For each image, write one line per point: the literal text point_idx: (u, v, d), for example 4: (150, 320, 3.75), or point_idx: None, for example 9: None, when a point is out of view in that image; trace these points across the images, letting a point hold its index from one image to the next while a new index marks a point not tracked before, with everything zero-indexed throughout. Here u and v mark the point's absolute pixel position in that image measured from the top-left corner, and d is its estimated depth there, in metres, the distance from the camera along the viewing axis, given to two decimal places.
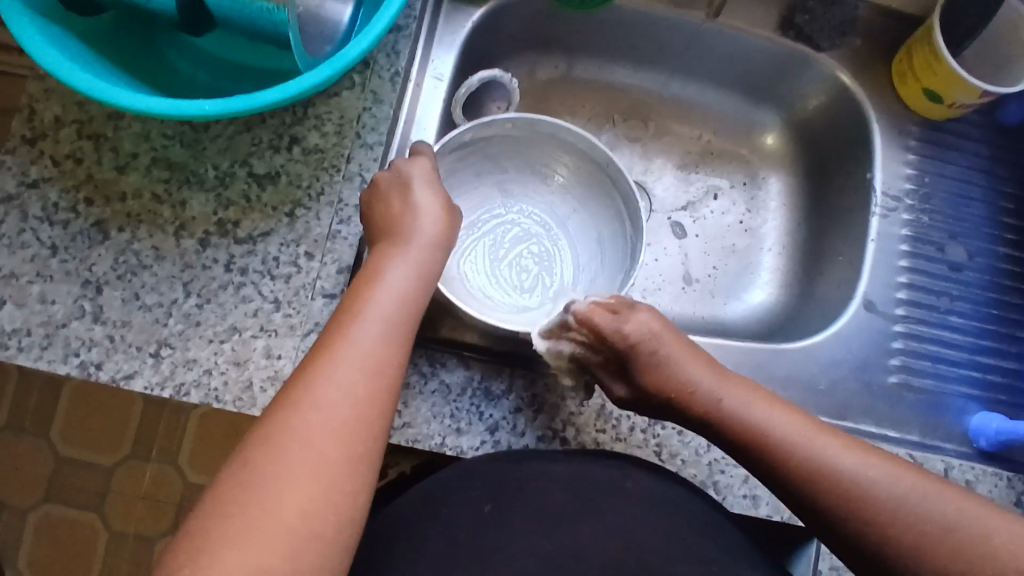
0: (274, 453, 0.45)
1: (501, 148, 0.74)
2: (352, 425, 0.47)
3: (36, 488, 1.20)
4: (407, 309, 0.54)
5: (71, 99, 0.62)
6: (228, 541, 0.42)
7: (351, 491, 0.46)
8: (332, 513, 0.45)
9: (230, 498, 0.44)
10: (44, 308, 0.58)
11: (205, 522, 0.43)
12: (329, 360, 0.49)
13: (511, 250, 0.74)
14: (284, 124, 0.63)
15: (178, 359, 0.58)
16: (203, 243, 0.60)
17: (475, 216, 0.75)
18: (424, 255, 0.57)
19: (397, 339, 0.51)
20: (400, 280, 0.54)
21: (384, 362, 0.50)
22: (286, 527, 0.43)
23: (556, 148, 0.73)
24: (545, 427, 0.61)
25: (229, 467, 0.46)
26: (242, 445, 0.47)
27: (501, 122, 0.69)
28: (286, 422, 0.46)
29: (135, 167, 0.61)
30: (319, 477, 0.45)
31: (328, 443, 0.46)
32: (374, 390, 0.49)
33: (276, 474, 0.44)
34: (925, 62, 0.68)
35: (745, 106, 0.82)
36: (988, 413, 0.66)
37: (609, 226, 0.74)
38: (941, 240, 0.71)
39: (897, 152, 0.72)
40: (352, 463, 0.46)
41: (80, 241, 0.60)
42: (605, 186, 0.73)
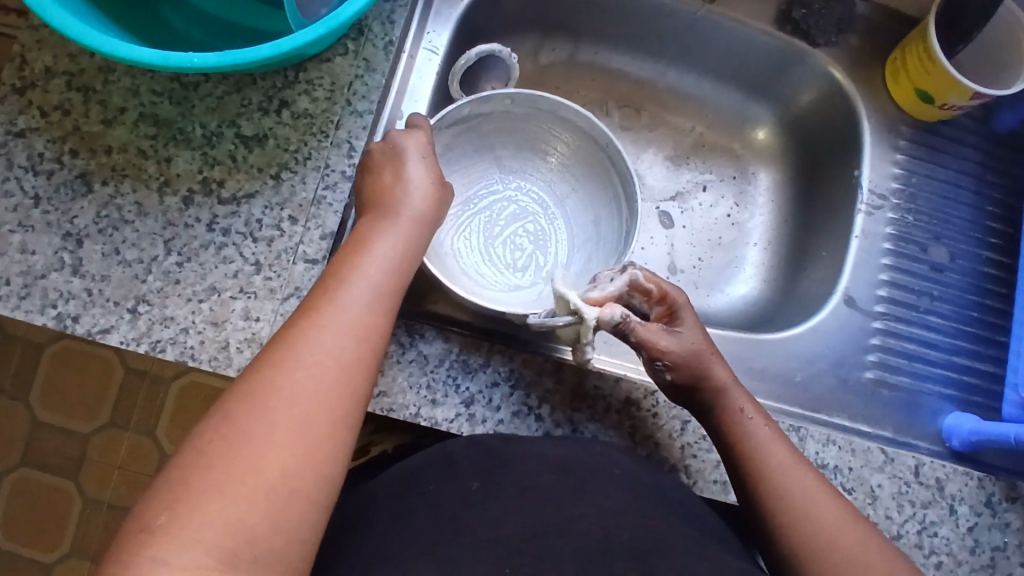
0: (256, 410, 0.44)
1: (500, 124, 0.73)
2: (336, 387, 0.46)
3: (13, 452, 1.20)
4: (395, 279, 0.53)
5: (63, 51, 0.62)
6: (206, 492, 0.41)
7: (333, 451, 0.45)
8: (312, 473, 0.44)
9: (211, 451, 0.42)
10: (23, 258, 0.58)
11: (182, 471, 0.42)
12: (315, 322, 0.48)
13: (507, 228, 0.73)
14: (274, 87, 0.63)
15: (156, 316, 0.58)
16: (186, 201, 0.60)
17: (471, 191, 0.74)
18: (413, 228, 0.56)
19: (384, 307, 0.51)
20: (387, 252, 0.53)
21: (371, 330, 0.49)
22: (266, 483, 0.42)
23: (557, 125, 0.73)
24: (521, 402, 0.61)
25: (209, 421, 0.44)
26: (223, 400, 0.45)
27: (499, 98, 0.69)
28: (270, 378, 0.45)
29: (122, 122, 0.61)
30: (302, 435, 0.44)
31: (312, 403, 0.45)
32: (359, 356, 0.48)
33: (259, 431, 0.43)
34: (918, 62, 0.69)
35: (740, 100, 0.82)
36: (962, 414, 0.66)
37: (606, 206, 0.74)
38: (924, 240, 0.71)
39: (886, 151, 0.73)
40: (334, 424, 0.45)
41: (63, 192, 0.59)
42: (604, 166, 0.73)
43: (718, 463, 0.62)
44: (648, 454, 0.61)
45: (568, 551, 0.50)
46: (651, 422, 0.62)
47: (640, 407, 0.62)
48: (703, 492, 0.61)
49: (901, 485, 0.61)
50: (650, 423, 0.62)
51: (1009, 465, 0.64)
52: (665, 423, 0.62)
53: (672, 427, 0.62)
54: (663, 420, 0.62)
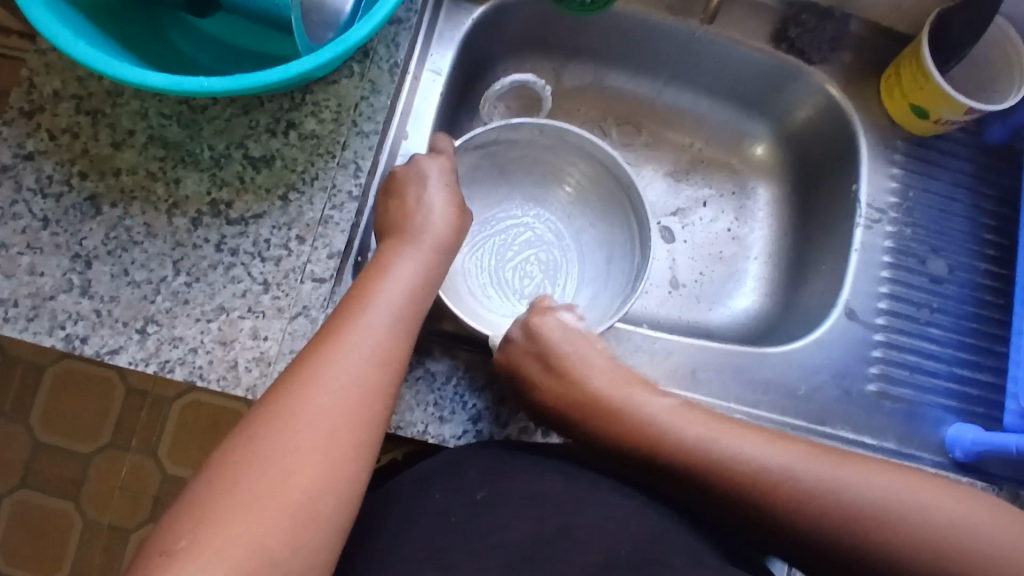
0: (279, 432, 0.44)
1: (523, 152, 0.74)
2: (358, 411, 0.47)
3: (13, 474, 1.19)
4: (414, 305, 0.54)
5: (71, 74, 0.63)
6: (227, 514, 0.41)
7: (353, 475, 0.45)
8: (332, 497, 0.44)
9: (232, 473, 0.43)
10: (32, 280, 0.58)
11: (205, 492, 0.42)
12: (337, 346, 0.48)
13: (519, 253, 0.75)
14: (281, 109, 0.64)
15: (164, 336, 0.58)
16: (195, 222, 0.61)
17: (489, 214, 0.75)
18: (431, 255, 0.57)
19: (402, 332, 0.52)
20: (407, 278, 0.55)
21: (390, 354, 0.50)
22: (287, 506, 0.42)
23: (580, 158, 0.73)
24: (528, 418, 0.61)
25: (234, 441, 0.45)
26: (246, 421, 0.46)
27: (527, 126, 0.70)
28: (293, 399, 0.46)
29: (130, 144, 0.62)
30: (323, 458, 0.44)
31: (333, 426, 0.45)
32: (379, 379, 0.48)
33: (281, 453, 0.44)
34: (911, 79, 0.70)
35: (737, 116, 0.83)
36: (963, 424, 0.67)
37: (618, 247, 0.74)
38: (922, 253, 0.72)
39: (883, 165, 0.74)
40: (355, 448, 0.46)
41: (72, 214, 0.60)
42: (622, 205, 0.73)
43: None
44: None
45: (575, 564, 0.50)
46: None
47: None
48: None
49: None
50: None
51: (1011, 475, 0.65)
52: None
53: None
54: None
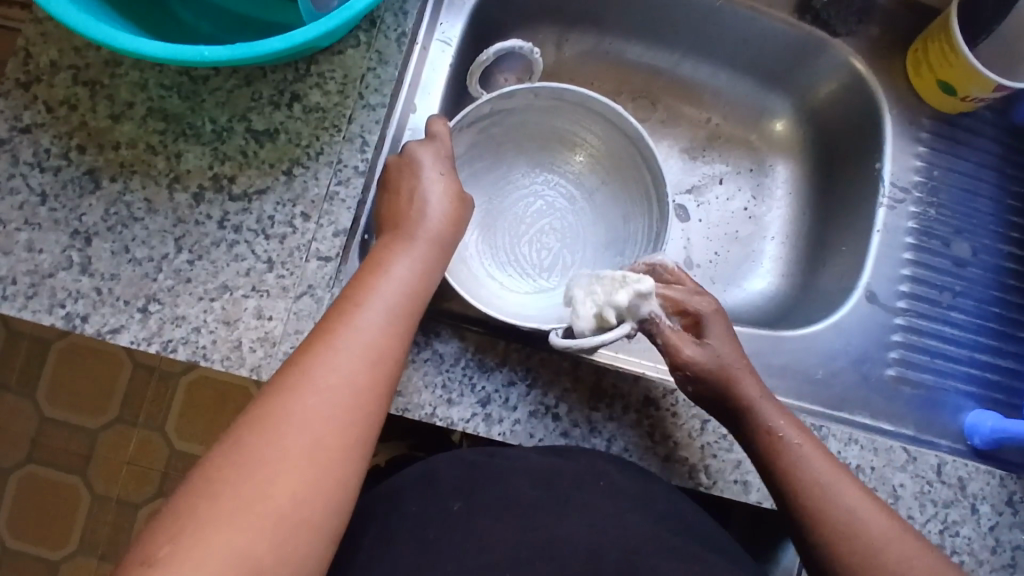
0: (264, 436, 0.43)
1: (523, 119, 0.71)
2: (348, 414, 0.45)
3: (21, 447, 1.19)
4: (410, 304, 0.52)
5: (67, 43, 0.60)
6: (210, 521, 0.40)
7: (340, 481, 0.44)
8: (320, 502, 0.43)
9: (218, 477, 0.42)
10: (31, 257, 0.57)
11: (189, 498, 0.41)
12: (329, 346, 0.47)
13: (533, 225, 0.72)
14: (285, 80, 0.62)
15: (167, 316, 0.57)
16: (197, 197, 0.59)
17: (495, 190, 0.73)
18: (430, 251, 0.55)
19: (397, 332, 0.50)
20: (402, 275, 0.52)
21: (383, 352, 0.48)
22: (274, 513, 0.41)
23: (585, 117, 0.71)
24: (538, 402, 0.59)
25: (220, 445, 0.44)
26: (233, 425, 0.44)
27: (521, 93, 0.67)
28: (281, 404, 0.44)
29: (130, 117, 0.60)
30: (310, 463, 0.43)
31: (323, 431, 0.44)
32: (371, 381, 0.47)
33: (267, 458, 0.43)
34: (939, 54, 0.67)
35: (757, 91, 0.80)
36: (982, 411, 0.65)
37: (632, 203, 0.73)
38: (946, 235, 0.70)
39: (908, 144, 0.71)
40: (343, 452, 0.45)
41: (71, 189, 0.58)
42: (633, 161, 0.71)
43: (739, 464, 0.60)
44: (666, 454, 0.60)
45: None
46: (670, 422, 0.60)
47: (659, 406, 0.61)
48: (723, 493, 0.59)
49: (922, 484, 0.60)
50: (670, 422, 0.60)
51: None
52: (685, 422, 0.60)
53: (693, 426, 0.60)
54: (682, 419, 0.60)
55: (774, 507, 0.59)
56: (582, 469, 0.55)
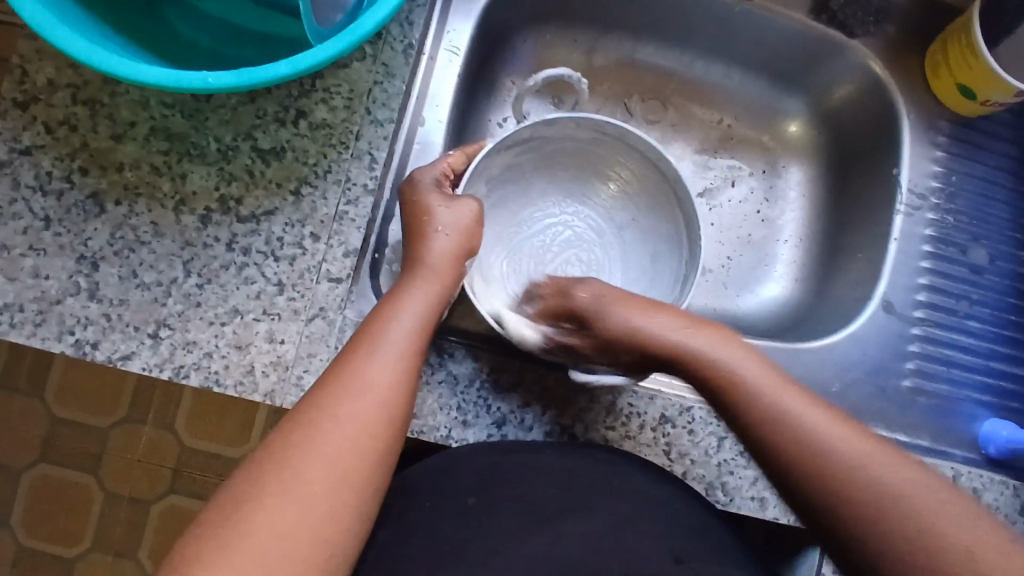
0: (256, 477, 0.43)
1: (561, 146, 0.71)
2: (344, 451, 0.45)
3: (31, 447, 1.20)
4: (420, 340, 0.52)
5: (66, 61, 0.59)
6: (214, 564, 0.40)
7: (346, 522, 0.44)
8: (308, 539, 0.42)
9: (209, 517, 0.42)
10: (37, 284, 0.56)
11: (196, 541, 0.41)
12: (328, 387, 0.47)
13: (560, 255, 0.71)
14: (290, 96, 0.60)
15: (177, 341, 0.56)
16: (204, 220, 0.58)
17: (527, 213, 0.72)
18: (442, 282, 0.55)
19: (408, 368, 0.50)
20: (412, 310, 0.52)
21: (384, 390, 0.48)
22: (258, 550, 0.41)
23: (623, 154, 0.70)
24: (554, 422, 0.59)
25: (227, 488, 0.44)
26: (243, 467, 0.45)
27: (563, 121, 0.66)
28: (288, 444, 0.45)
29: (133, 137, 0.58)
30: (298, 502, 0.43)
31: (327, 471, 0.44)
32: (369, 418, 0.47)
33: (256, 497, 0.43)
34: (959, 57, 0.66)
35: (770, 91, 0.78)
36: (998, 421, 0.65)
37: (666, 242, 0.71)
38: (964, 242, 0.69)
39: (925, 148, 0.70)
40: (334, 491, 0.44)
41: (75, 213, 0.57)
42: (668, 200, 0.70)
43: (755, 480, 0.60)
44: (684, 472, 0.59)
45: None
46: (686, 439, 0.60)
47: (675, 424, 0.60)
48: (739, 510, 0.59)
49: None
50: (686, 440, 0.60)
51: None
52: (702, 439, 0.60)
53: (709, 444, 0.60)
54: (699, 437, 0.60)
55: (790, 523, 0.59)
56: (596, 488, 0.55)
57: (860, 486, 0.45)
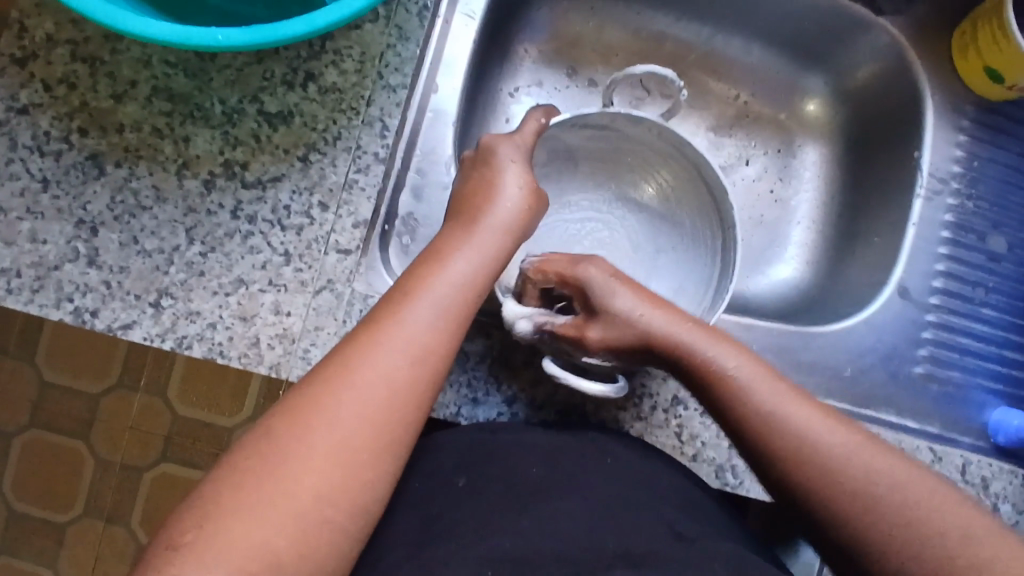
0: (297, 428, 0.42)
1: (630, 147, 0.70)
2: (387, 412, 0.44)
3: (22, 412, 1.18)
4: (466, 299, 0.50)
5: (64, 16, 0.56)
6: (235, 512, 0.39)
7: (372, 481, 0.42)
8: (346, 500, 0.41)
9: (247, 467, 0.41)
10: (34, 248, 0.54)
11: (217, 489, 0.40)
12: (373, 339, 0.45)
13: (590, 254, 0.71)
14: (298, 58, 0.58)
15: (180, 311, 0.54)
16: (207, 185, 0.56)
17: (576, 198, 0.73)
18: (492, 245, 0.53)
19: (449, 328, 0.48)
20: (459, 268, 0.50)
21: (422, 349, 0.46)
22: (297, 506, 0.40)
23: (688, 174, 0.68)
24: (565, 401, 0.59)
25: (250, 436, 0.42)
26: (271, 413, 0.43)
27: (643, 123, 0.65)
28: (318, 395, 0.43)
29: (133, 97, 0.56)
30: (332, 451, 0.42)
31: (357, 426, 0.43)
32: (416, 378, 0.45)
33: (297, 451, 0.41)
34: (990, 38, 0.64)
35: (790, 68, 0.76)
36: (1008, 410, 0.64)
37: (697, 283, 0.69)
38: (983, 229, 0.68)
39: (950, 131, 0.68)
40: (377, 452, 0.43)
41: (73, 175, 0.55)
42: (713, 230, 0.68)
43: None
44: (694, 454, 0.59)
45: None
46: (698, 422, 0.59)
47: (688, 405, 0.60)
48: (749, 493, 0.59)
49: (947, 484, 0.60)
50: (698, 422, 0.59)
51: None
52: (714, 422, 0.59)
53: (721, 427, 0.59)
54: (711, 419, 0.59)
55: None
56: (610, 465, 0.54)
57: (832, 470, 0.46)
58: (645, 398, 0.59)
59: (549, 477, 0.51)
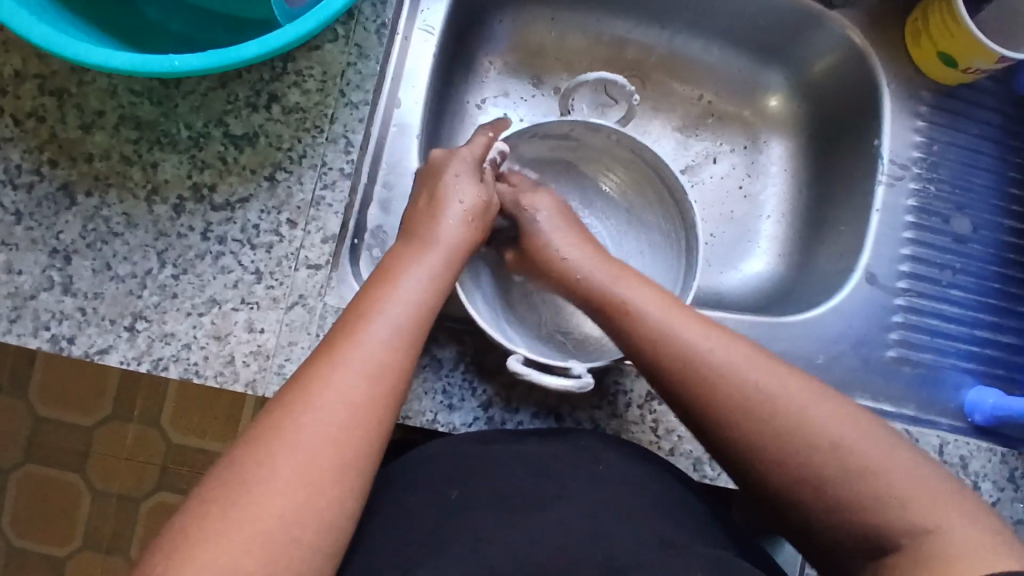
0: (262, 455, 0.42)
1: (591, 153, 0.71)
2: (349, 430, 0.44)
3: (18, 448, 1.18)
4: (420, 315, 0.50)
5: (32, 52, 0.58)
6: (202, 543, 0.39)
7: (341, 501, 0.42)
8: (312, 521, 0.41)
9: (211, 497, 0.41)
10: (10, 279, 0.55)
11: (184, 522, 0.40)
12: (330, 361, 0.46)
13: None
14: (261, 80, 0.59)
15: (155, 333, 0.55)
16: (177, 209, 0.57)
17: None
18: (445, 262, 0.54)
19: (405, 344, 0.48)
20: (412, 286, 0.51)
21: (380, 367, 0.46)
22: (260, 531, 0.40)
23: (645, 176, 0.70)
24: (540, 402, 0.59)
25: (215, 468, 0.43)
26: (234, 443, 0.44)
27: (602, 130, 0.67)
28: (280, 422, 0.43)
29: (101, 126, 0.57)
30: (297, 475, 0.42)
31: (320, 448, 0.43)
32: (373, 396, 0.45)
33: (263, 477, 0.41)
34: (940, 25, 0.65)
35: (750, 65, 0.78)
36: (983, 388, 0.65)
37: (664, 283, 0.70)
38: (946, 212, 0.69)
39: (907, 118, 0.69)
40: (342, 471, 0.43)
41: (46, 206, 0.56)
42: (676, 231, 0.69)
43: None
44: (671, 448, 0.59)
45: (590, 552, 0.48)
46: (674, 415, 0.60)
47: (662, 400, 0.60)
48: (728, 484, 0.59)
49: None
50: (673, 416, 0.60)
51: None
52: None
53: None
54: None
55: None
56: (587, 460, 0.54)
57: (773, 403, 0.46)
58: (620, 395, 0.60)
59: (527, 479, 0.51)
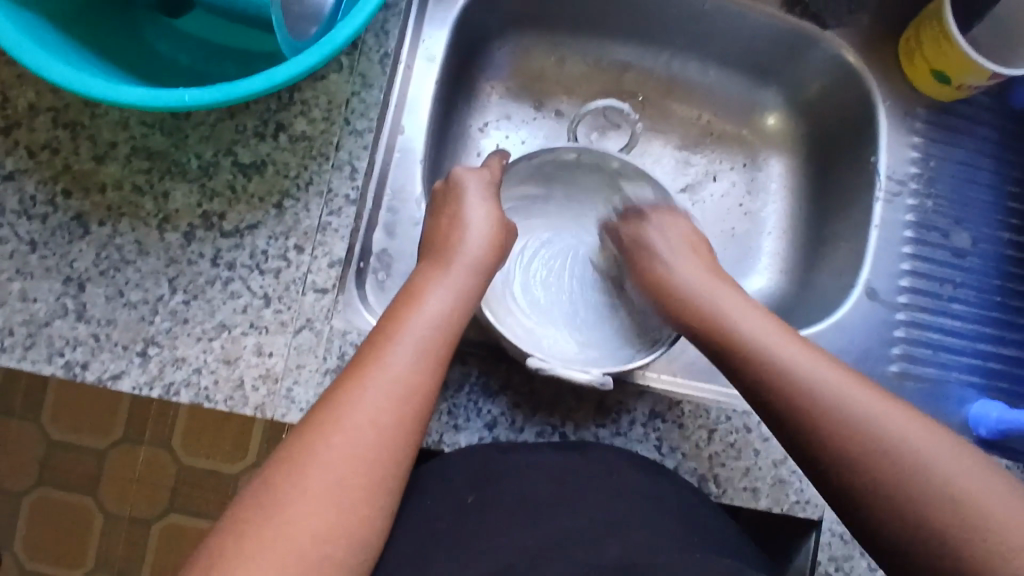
0: (290, 475, 0.43)
1: (592, 180, 0.73)
2: (377, 453, 0.45)
3: (30, 473, 1.19)
4: (443, 339, 0.51)
5: (47, 86, 0.60)
6: (230, 562, 0.40)
7: (365, 520, 0.43)
8: (342, 542, 0.42)
9: (243, 517, 0.42)
10: (25, 307, 0.56)
11: (217, 541, 0.41)
12: (358, 385, 0.46)
13: (562, 277, 0.72)
14: (269, 110, 0.61)
15: (166, 358, 0.56)
16: (188, 237, 0.58)
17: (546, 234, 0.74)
18: (461, 287, 0.55)
19: (428, 369, 0.49)
20: (436, 309, 0.52)
21: (404, 392, 0.47)
22: (294, 552, 0.41)
23: (649, 206, 0.72)
24: (544, 422, 0.60)
25: (245, 488, 0.43)
26: (264, 463, 0.45)
27: (609, 159, 0.69)
28: (307, 442, 0.44)
29: (114, 157, 0.59)
30: (325, 496, 0.43)
31: (346, 469, 0.44)
32: (398, 420, 0.46)
33: (291, 496, 0.42)
34: (933, 44, 0.66)
35: (747, 85, 0.79)
36: (987, 402, 0.65)
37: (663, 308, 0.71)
38: (945, 226, 0.69)
39: (903, 135, 0.70)
40: (367, 493, 0.44)
41: (60, 236, 0.57)
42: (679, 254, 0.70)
43: (748, 471, 0.60)
44: (675, 466, 0.60)
45: None
46: (677, 433, 0.61)
47: (665, 418, 0.61)
48: (733, 501, 0.60)
49: None
50: (676, 433, 0.60)
51: None
52: (692, 433, 0.61)
53: (700, 437, 0.60)
54: (689, 430, 0.61)
55: (784, 512, 0.60)
56: (592, 465, 0.54)
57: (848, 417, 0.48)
58: (622, 415, 0.61)
59: (531, 495, 0.52)
